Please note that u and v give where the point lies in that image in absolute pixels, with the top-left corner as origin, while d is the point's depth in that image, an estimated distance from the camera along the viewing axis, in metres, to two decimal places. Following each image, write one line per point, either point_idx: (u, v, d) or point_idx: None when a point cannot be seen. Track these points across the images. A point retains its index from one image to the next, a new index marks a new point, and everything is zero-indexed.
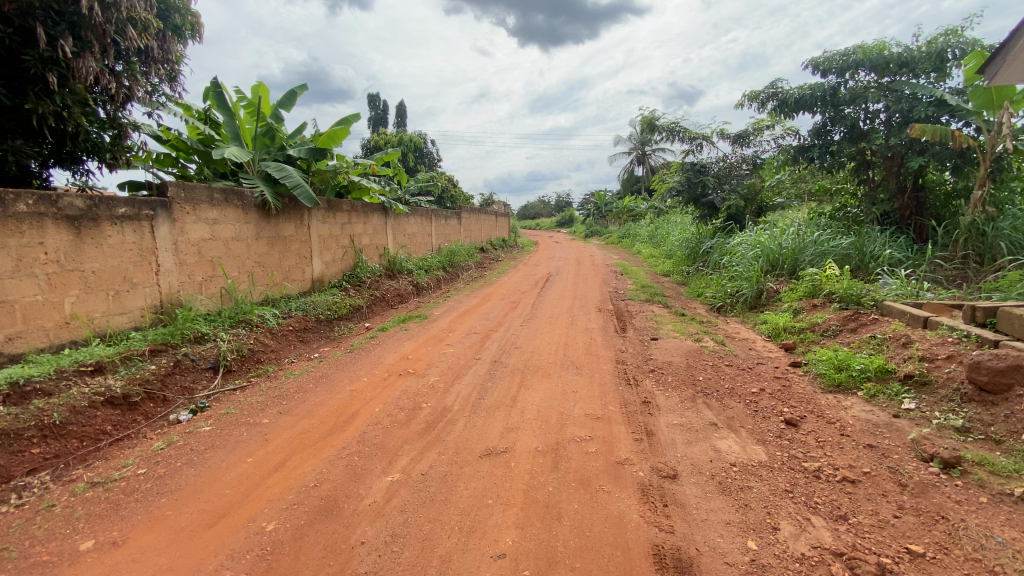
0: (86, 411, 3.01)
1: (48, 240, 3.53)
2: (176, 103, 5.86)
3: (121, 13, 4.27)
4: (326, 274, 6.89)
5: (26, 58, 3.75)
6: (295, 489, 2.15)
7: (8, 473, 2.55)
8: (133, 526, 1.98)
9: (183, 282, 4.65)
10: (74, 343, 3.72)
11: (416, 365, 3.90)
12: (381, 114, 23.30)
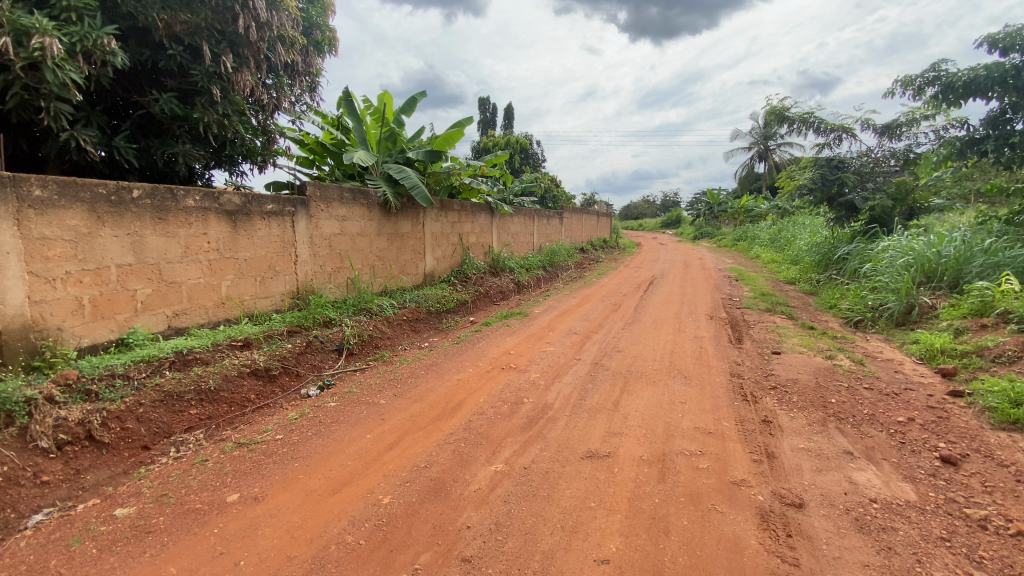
0: (235, 380, 3.51)
1: (211, 231, 4.13)
2: (314, 111, 6.54)
3: (273, 31, 4.87)
4: (436, 270, 7.28)
5: (195, 72, 4.42)
6: (407, 467, 2.30)
7: (170, 430, 3.04)
8: (270, 484, 2.25)
9: (316, 272, 5.21)
10: (228, 321, 4.33)
11: (518, 360, 3.97)
12: (489, 116, 24.08)
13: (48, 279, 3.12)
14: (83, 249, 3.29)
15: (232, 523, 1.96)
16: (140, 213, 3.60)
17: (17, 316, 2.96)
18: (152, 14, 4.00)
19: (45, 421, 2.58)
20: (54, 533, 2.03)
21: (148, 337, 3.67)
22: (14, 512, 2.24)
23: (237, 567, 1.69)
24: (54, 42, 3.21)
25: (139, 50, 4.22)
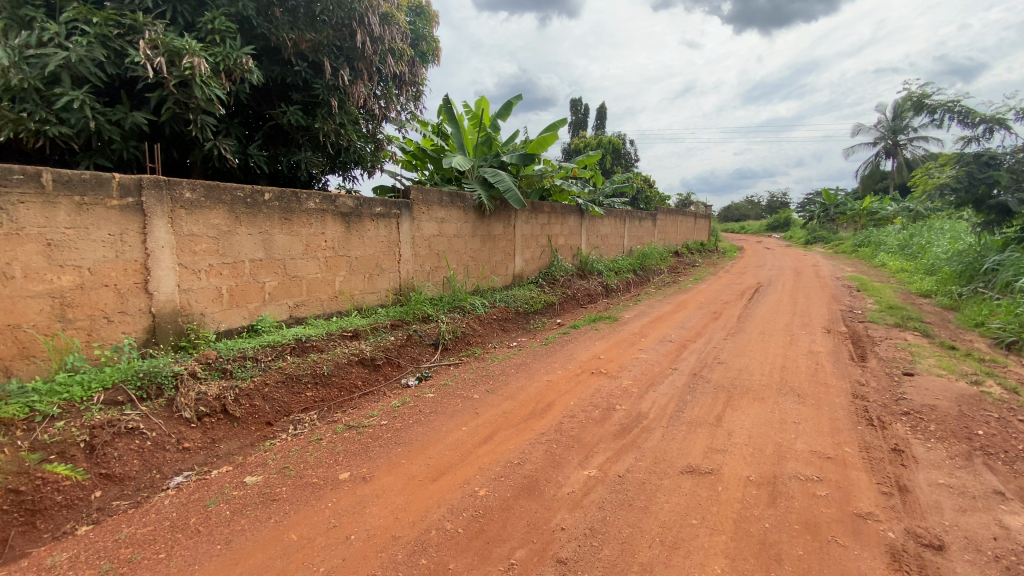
0: (345, 367, 3.82)
1: (328, 231, 4.53)
2: (416, 119, 6.92)
3: (384, 45, 5.24)
4: (526, 271, 7.38)
5: (317, 86, 4.88)
6: (501, 463, 2.36)
7: (289, 409, 3.38)
8: (377, 466, 2.42)
9: (416, 270, 5.51)
10: (339, 313, 4.72)
11: (609, 365, 3.90)
12: (581, 117, 23.91)
13: (195, 271, 3.60)
14: (224, 245, 3.75)
15: (344, 499, 2.13)
16: (270, 214, 4.04)
17: (169, 301, 3.46)
18: (282, 35, 4.48)
19: (189, 395, 3.00)
20: (196, 494, 2.33)
21: (273, 324, 4.11)
22: (158, 473, 2.63)
23: (349, 540, 1.84)
24: (199, 61, 3.72)
25: (271, 67, 4.74)
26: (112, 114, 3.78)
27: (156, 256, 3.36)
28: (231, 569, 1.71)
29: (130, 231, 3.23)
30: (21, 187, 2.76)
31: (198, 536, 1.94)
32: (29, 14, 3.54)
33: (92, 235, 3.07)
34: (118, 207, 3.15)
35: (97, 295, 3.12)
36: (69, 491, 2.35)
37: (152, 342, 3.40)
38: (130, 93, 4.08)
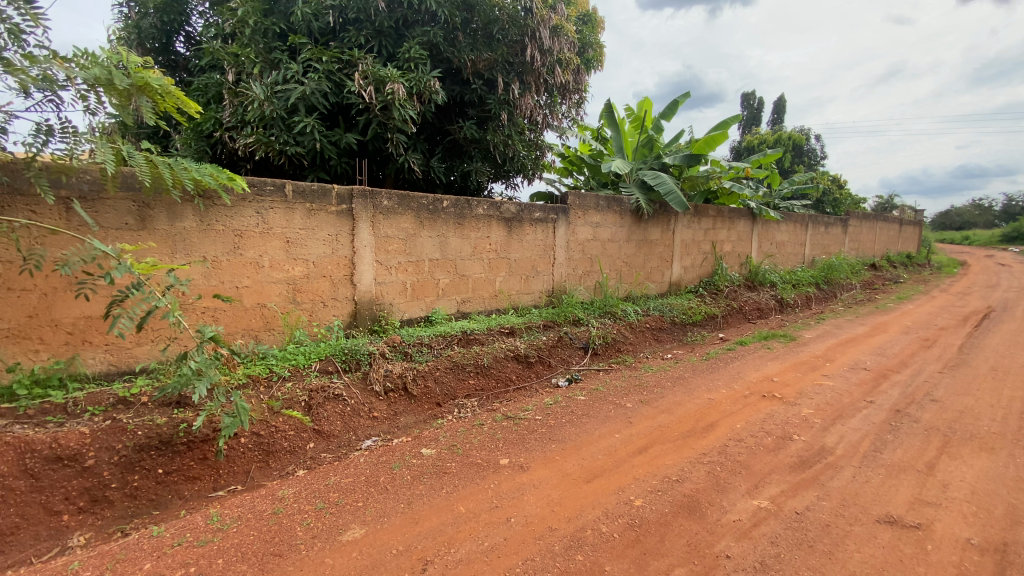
0: (502, 361, 4.07)
1: (493, 234, 4.87)
2: (576, 125, 7.04)
3: (553, 56, 5.44)
4: (683, 279, 7.01)
5: (490, 101, 5.28)
6: (658, 477, 2.29)
7: (455, 393, 3.73)
8: (534, 458, 2.55)
9: (570, 273, 5.63)
10: (500, 310, 5.05)
11: (783, 390, 3.51)
12: (754, 112, 21.75)
13: (385, 267, 4.18)
14: (410, 246, 4.29)
15: (504, 484, 2.29)
16: (446, 219, 4.49)
17: (367, 291, 4.09)
18: (463, 56, 4.95)
19: (379, 370, 3.51)
20: (384, 457, 2.71)
21: (444, 317, 4.58)
22: (354, 435, 3.14)
23: (509, 522, 1.97)
24: (398, 87, 4.33)
25: (452, 86, 5.26)
26: (331, 136, 4.58)
27: (360, 253, 3.99)
28: (413, 527, 1.96)
29: (342, 232, 3.89)
30: (272, 196, 3.51)
31: (386, 493, 2.26)
32: (280, 59, 4.47)
33: (317, 235, 3.76)
34: (334, 212, 3.82)
35: (317, 284, 3.82)
36: (292, 439, 2.93)
37: (353, 324, 4.05)
38: (344, 117, 4.89)
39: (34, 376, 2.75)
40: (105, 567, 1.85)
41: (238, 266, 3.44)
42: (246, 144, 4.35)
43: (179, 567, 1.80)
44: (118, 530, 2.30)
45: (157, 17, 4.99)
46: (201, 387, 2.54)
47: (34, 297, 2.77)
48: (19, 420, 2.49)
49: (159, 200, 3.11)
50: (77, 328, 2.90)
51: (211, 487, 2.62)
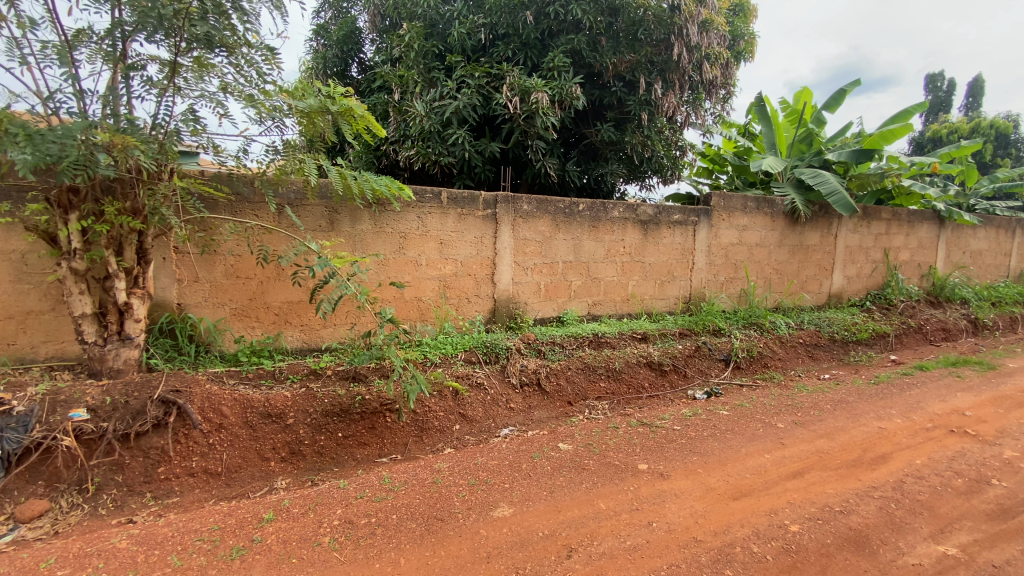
0: (635, 367, 4.03)
1: (628, 237, 4.83)
2: (721, 122, 6.63)
3: (701, 52, 5.21)
4: (844, 290, 6.22)
5: (631, 103, 5.23)
6: (817, 504, 2.12)
7: (587, 394, 3.79)
8: (674, 467, 2.51)
9: (710, 280, 5.34)
10: (632, 315, 5.00)
11: (979, 426, 2.97)
12: (942, 96, 18.32)
13: (524, 268, 4.39)
14: (546, 248, 4.46)
15: (643, 488, 2.29)
16: (582, 222, 4.58)
17: (505, 290, 4.34)
18: (606, 60, 4.97)
19: (515, 365, 3.71)
20: (523, 446, 2.88)
21: (576, 318, 4.66)
22: (493, 422, 3.38)
23: (651, 526, 1.99)
24: (542, 96, 4.51)
25: (592, 91, 5.31)
26: (479, 145, 4.92)
27: (500, 254, 4.26)
28: (556, 515, 2.09)
29: (487, 235, 4.18)
30: (430, 202, 3.92)
31: (529, 479, 2.41)
32: (437, 77, 4.92)
33: (465, 237, 4.10)
34: (481, 216, 4.13)
35: (463, 282, 4.16)
36: (442, 420, 3.25)
37: (493, 319, 4.34)
38: (491, 127, 5.21)
39: (252, 347, 3.43)
40: (309, 507, 2.28)
41: (400, 264, 3.90)
42: (407, 155, 4.89)
43: (363, 516, 2.16)
44: (309, 480, 2.79)
45: (339, 49, 5.83)
46: (392, 356, 3.07)
47: (253, 284, 3.45)
48: (243, 380, 3.12)
49: (343, 205, 3.66)
50: (282, 310, 3.55)
51: (377, 453, 3.03)
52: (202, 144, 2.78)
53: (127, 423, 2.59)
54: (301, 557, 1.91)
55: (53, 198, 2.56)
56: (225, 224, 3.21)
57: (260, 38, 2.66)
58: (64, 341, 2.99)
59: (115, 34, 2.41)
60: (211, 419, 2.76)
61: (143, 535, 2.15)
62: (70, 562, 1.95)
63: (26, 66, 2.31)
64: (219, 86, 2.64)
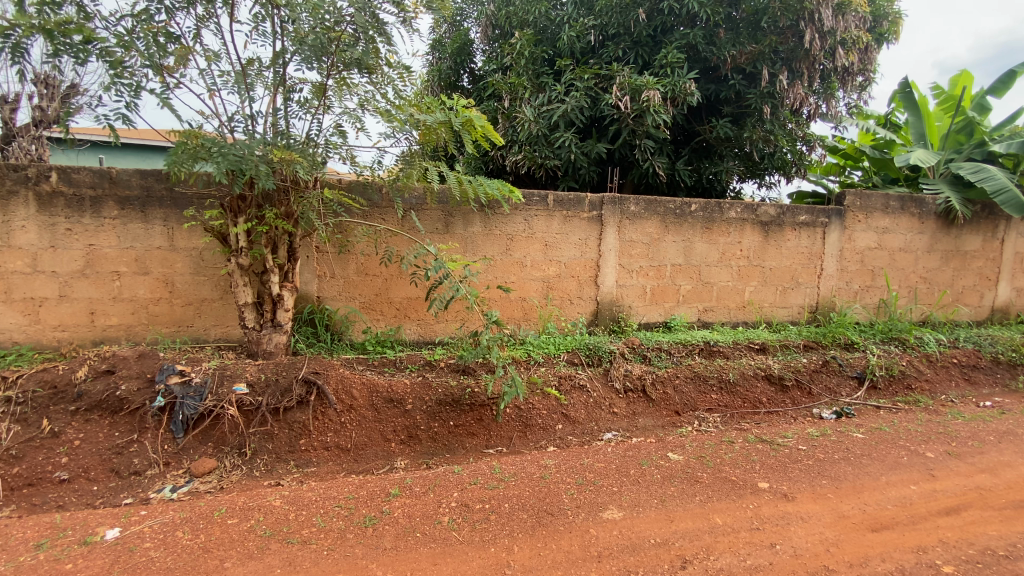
0: (751, 380, 3.78)
1: (745, 240, 4.54)
2: (856, 113, 5.96)
3: (835, 37, 4.74)
4: (1013, 304, 5.30)
5: (751, 96, 4.90)
6: (977, 548, 1.88)
7: (696, 404, 3.63)
8: (799, 489, 2.34)
9: (840, 287, 4.85)
10: (746, 323, 4.69)
11: None
12: None
13: (630, 270, 4.32)
14: (654, 250, 4.34)
15: (765, 508, 2.17)
16: (694, 223, 4.39)
17: (609, 293, 4.30)
18: (723, 53, 4.72)
19: (620, 369, 3.65)
20: (630, 451, 2.85)
21: (685, 324, 4.48)
22: (596, 425, 3.37)
23: (774, 548, 1.89)
24: (654, 93, 4.40)
25: (707, 86, 5.06)
26: (585, 147, 4.90)
27: (605, 256, 4.23)
28: (668, 524, 2.08)
29: (592, 236, 4.18)
30: (537, 206, 4.01)
31: (638, 485, 2.41)
32: (546, 82, 5.00)
33: (571, 239, 4.13)
34: (587, 218, 4.14)
35: (567, 283, 4.20)
36: (545, 418, 3.31)
37: (595, 322, 4.33)
38: (598, 128, 5.17)
39: (377, 337, 3.78)
40: (428, 487, 2.51)
41: (507, 265, 4.04)
42: (514, 160, 5.05)
43: (478, 501, 2.35)
44: (424, 463, 3.00)
45: (452, 61, 6.15)
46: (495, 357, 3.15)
47: (378, 281, 3.79)
48: (369, 366, 3.45)
49: (458, 210, 3.88)
50: (401, 305, 3.86)
51: (485, 444, 3.17)
52: (344, 156, 3.12)
53: (277, 398, 2.96)
54: (425, 533, 2.13)
55: (226, 204, 3.01)
56: (357, 228, 3.57)
57: (396, 57, 2.93)
58: (228, 325, 3.52)
59: (279, 61, 2.79)
60: (343, 400, 3.07)
61: (292, 497, 2.46)
62: (238, 513, 2.31)
63: (212, 93, 2.76)
64: (359, 103, 2.93)
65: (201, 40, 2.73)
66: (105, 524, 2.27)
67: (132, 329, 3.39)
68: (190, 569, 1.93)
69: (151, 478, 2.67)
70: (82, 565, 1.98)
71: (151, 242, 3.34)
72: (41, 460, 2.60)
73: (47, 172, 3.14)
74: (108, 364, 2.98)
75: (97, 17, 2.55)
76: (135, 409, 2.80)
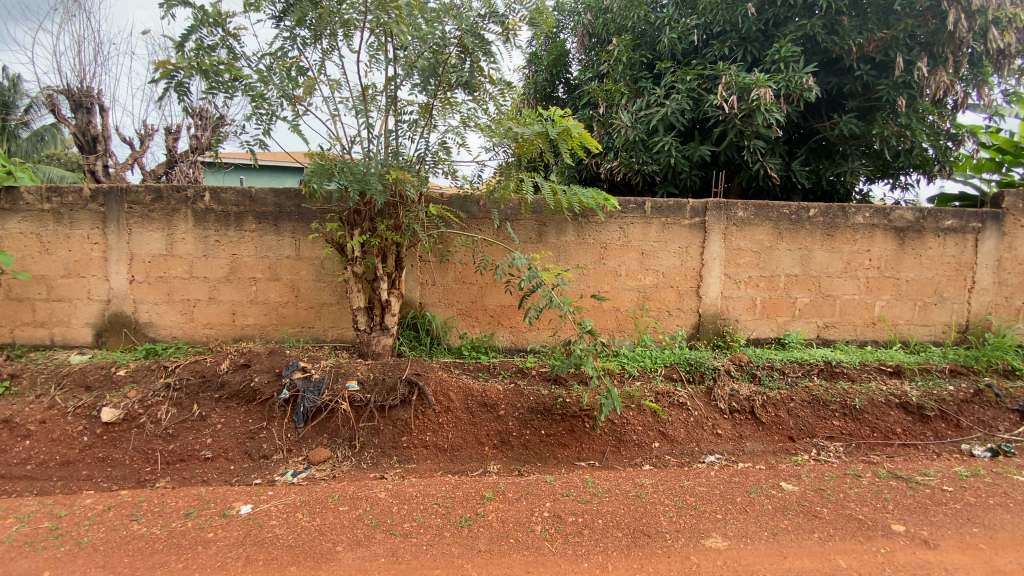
0: (881, 407, 3.34)
1: (875, 248, 4.05)
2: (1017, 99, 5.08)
3: (988, 15, 4.10)
4: None
5: (882, 88, 4.36)
6: None
7: (813, 431, 3.29)
8: (942, 536, 2.09)
9: (998, 304, 4.15)
10: (876, 342, 4.17)
11: None
12: None
13: (737, 281, 4.04)
14: (765, 259, 4.02)
15: (900, 554, 1.98)
16: (812, 230, 4.01)
17: (712, 305, 4.05)
18: (848, 42, 4.26)
19: (725, 388, 3.40)
20: (736, 477, 2.68)
21: (800, 341, 4.09)
22: (697, 446, 3.18)
23: None
24: (765, 91, 4.07)
25: (827, 79, 4.59)
26: (686, 150, 4.63)
27: (708, 265, 4.00)
28: (781, 560, 1.96)
29: (693, 244, 3.97)
30: (633, 213, 3.91)
31: (746, 515, 2.28)
32: (645, 86, 4.88)
33: (670, 247, 3.96)
34: (688, 225, 3.95)
35: (665, 293, 4.03)
36: (641, 434, 3.19)
37: (697, 336, 4.10)
38: (701, 130, 4.93)
39: (472, 343, 3.90)
40: (521, 494, 2.54)
41: (601, 274, 3.98)
42: (610, 167, 4.97)
43: (571, 514, 2.33)
44: (517, 470, 3.04)
45: (548, 72, 6.22)
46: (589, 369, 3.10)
47: (474, 289, 3.92)
48: (465, 370, 3.58)
49: (552, 219, 3.90)
50: (496, 312, 3.96)
51: (577, 456, 3.13)
52: (448, 171, 3.28)
53: (382, 396, 3.17)
54: (519, 539, 2.16)
55: (344, 218, 3.30)
56: (457, 238, 3.73)
57: (498, 74, 3.03)
58: (342, 327, 3.85)
59: (391, 85, 3.02)
60: (441, 401, 3.21)
61: (395, 491, 2.62)
62: (348, 501, 2.51)
63: (334, 117, 3.06)
64: (461, 120, 3.07)
65: (325, 70, 3.04)
66: (240, 500, 2.58)
67: (264, 328, 3.84)
68: (308, 548, 2.13)
69: (276, 462, 2.99)
70: (221, 534, 2.26)
71: (281, 251, 3.76)
72: (192, 438, 3.03)
73: (202, 193, 3.68)
74: (245, 358, 3.39)
75: (243, 58, 2.95)
76: (265, 399, 3.16)
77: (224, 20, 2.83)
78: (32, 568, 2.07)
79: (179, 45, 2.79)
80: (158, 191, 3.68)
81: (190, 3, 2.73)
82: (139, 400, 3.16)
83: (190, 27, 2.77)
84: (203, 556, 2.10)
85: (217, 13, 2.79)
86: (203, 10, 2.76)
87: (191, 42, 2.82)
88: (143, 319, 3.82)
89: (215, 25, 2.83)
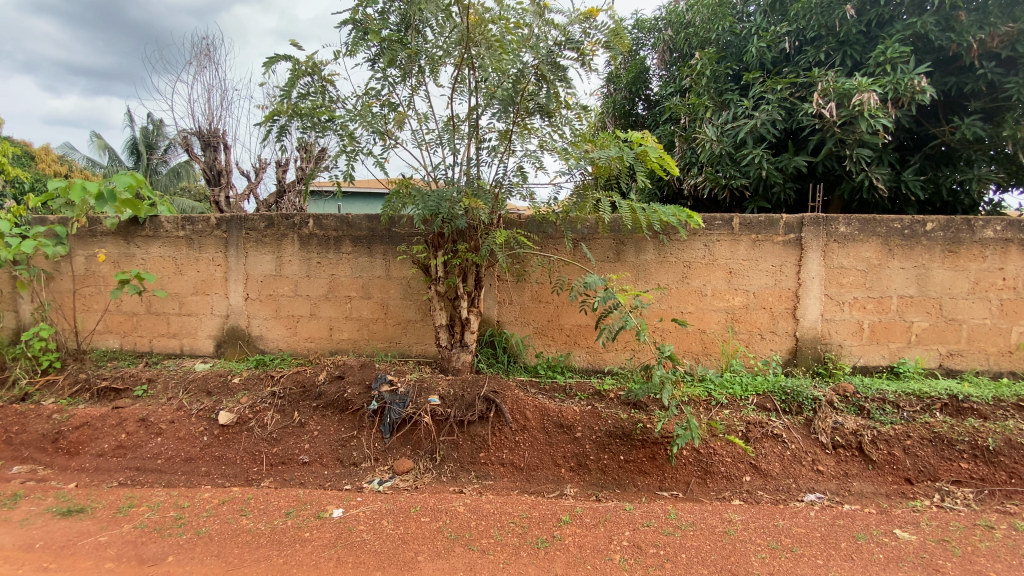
0: (1021, 449, 2.89)
1: (1009, 266, 3.56)
2: None
3: None
4: None
5: (1009, 86, 3.86)
6: None
7: (936, 474, 2.91)
8: None
9: None
10: (1014, 374, 3.64)
11: None
12: None
13: (839, 302, 3.71)
14: (873, 279, 3.66)
15: None
16: (931, 246, 3.59)
17: (812, 328, 3.74)
18: (966, 38, 3.83)
19: (827, 421, 3.10)
20: (841, 520, 2.48)
21: (918, 370, 3.64)
22: (795, 483, 2.93)
23: None
24: (869, 95, 3.73)
25: (943, 80, 4.13)
26: (779, 162, 4.34)
27: (806, 285, 3.71)
28: None
29: (788, 263, 3.71)
30: (720, 230, 3.74)
31: (851, 563, 2.11)
32: (730, 99, 4.68)
33: (760, 266, 3.74)
34: (781, 242, 3.70)
35: (756, 315, 3.79)
36: (730, 467, 2.99)
37: (793, 362, 3.79)
38: (795, 141, 4.63)
39: (549, 362, 3.91)
40: (599, 520, 2.49)
41: (684, 294, 3.83)
42: (693, 182, 4.82)
43: (651, 545, 2.25)
44: (594, 495, 2.97)
45: (628, 90, 6.18)
46: (668, 396, 2.93)
47: (551, 308, 3.94)
48: (541, 390, 3.59)
49: (630, 237, 3.83)
50: (572, 332, 3.94)
51: (658, 485, 3.01)
52: (524, 194, 3.34)
53: (462, 411, 3.26)
54: (596, 567, 2.11)
55: (429, 240, 3.48)
56: (534, 258, 3.80)
57: (575, 98, 3.09)
58: (426, 343, 4.04)
59: (473, 115, 3.17)
60: (518, 419, 3.23)
61: (473, 506, 2.67)
62: (429, 512, 2.60)
63: (421, 148, 3.26)
64: (539, 144, 3.14)
65: (413, 106, 3.26)
66: (333, 504, 2.77)
67: (357, 342, 4.12)
68: (393, 556, 2.23)
69: (365, 469, 3.17)
70: (316, 535, 2.43)
71: (373, 272, 4.04)
72: (292, 443, 3.31)
73: (307, 220, 4.06)
74: (339, 370, 3.65)
75: (339, 100, 3.25)
76: (356, 409, 3.37)
77: (320, 69, 3.15)
78: (161, 552, 2.35)
79: (287, 91, 3.15)
80: (270, 219, 4.12)
81: (292, 56, 3.07)
82: (250, 406, 3.51)
83: (294, 76, 3.11)
84: (300, 553, 2.28)
85: (313, 63, 3.11)
86: (302, 61, 3.09)
87: (294, 89, 3.17)
88: (255, 332, 4.26)
89: (311, 74, 3.16)
